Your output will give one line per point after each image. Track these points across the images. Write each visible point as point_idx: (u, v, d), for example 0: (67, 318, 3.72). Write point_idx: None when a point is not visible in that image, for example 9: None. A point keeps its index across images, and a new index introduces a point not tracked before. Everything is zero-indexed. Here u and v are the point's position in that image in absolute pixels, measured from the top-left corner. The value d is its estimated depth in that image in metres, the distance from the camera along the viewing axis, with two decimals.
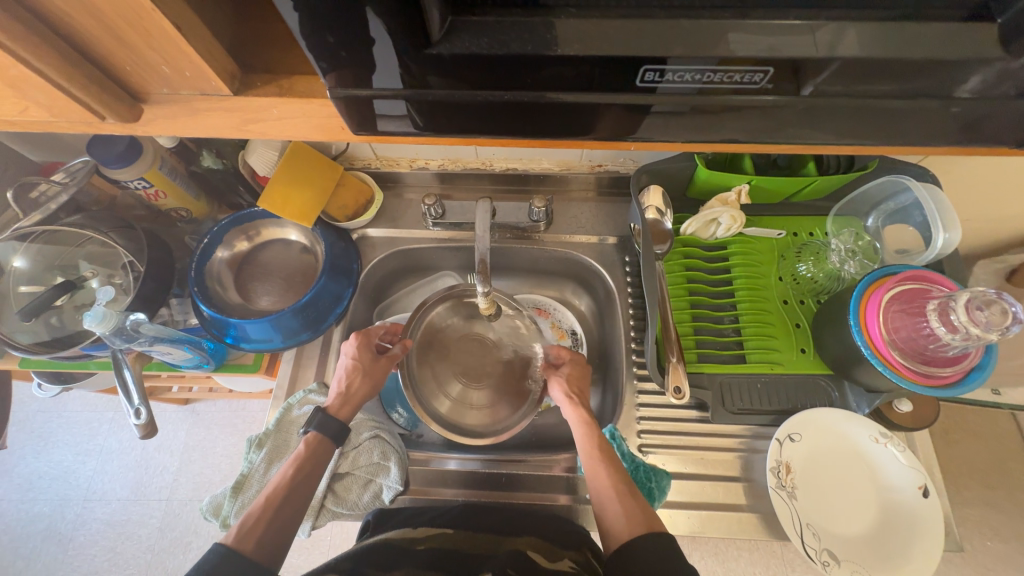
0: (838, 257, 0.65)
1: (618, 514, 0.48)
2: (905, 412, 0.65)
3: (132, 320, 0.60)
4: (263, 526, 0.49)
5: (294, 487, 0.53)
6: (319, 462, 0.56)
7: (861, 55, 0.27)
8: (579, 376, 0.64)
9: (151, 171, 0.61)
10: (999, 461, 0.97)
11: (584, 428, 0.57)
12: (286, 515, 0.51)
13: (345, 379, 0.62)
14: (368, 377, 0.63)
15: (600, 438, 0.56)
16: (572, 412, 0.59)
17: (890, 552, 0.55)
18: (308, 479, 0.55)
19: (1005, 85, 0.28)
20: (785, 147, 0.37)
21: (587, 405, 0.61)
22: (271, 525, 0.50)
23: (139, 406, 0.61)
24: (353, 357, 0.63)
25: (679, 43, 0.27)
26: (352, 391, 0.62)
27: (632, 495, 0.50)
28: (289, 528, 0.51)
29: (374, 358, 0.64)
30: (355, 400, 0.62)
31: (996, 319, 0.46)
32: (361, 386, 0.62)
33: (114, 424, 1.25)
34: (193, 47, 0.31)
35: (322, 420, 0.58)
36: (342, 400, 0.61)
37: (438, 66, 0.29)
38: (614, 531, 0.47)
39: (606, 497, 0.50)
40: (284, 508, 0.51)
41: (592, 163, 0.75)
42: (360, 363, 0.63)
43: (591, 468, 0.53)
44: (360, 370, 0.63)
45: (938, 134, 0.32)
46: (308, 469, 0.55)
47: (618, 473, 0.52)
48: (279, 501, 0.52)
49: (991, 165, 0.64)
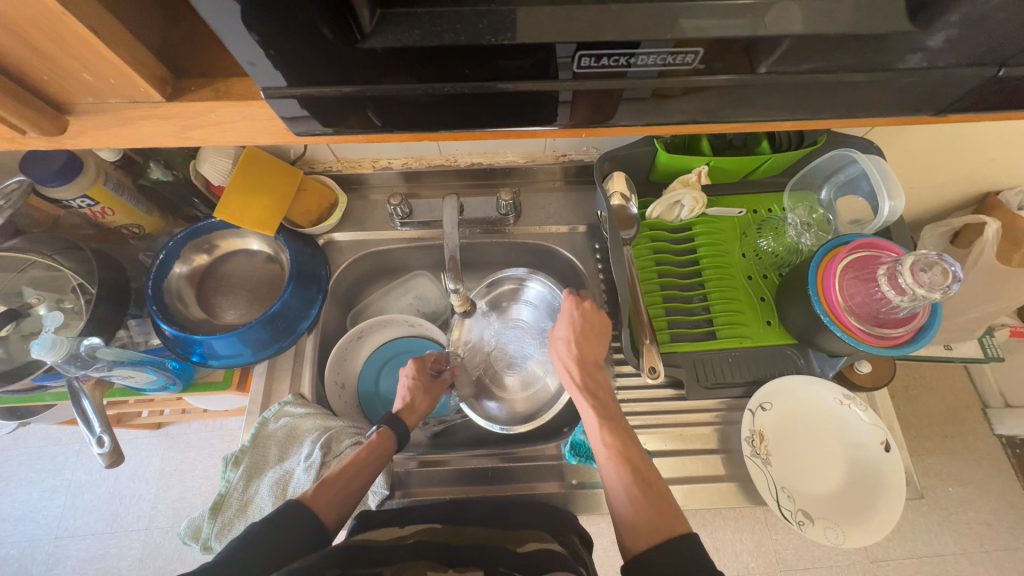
0: (795, 231, 0.69)
1: (625, 501, 0.50)
2: (866, 372, 0.69)
3: (87, 345, 0.57)
4: (335, 492, 0.53)
5: (362, 465, 0.56)
6: (386, 453, 0.60)
7: (790, 32, 0.28)
8: (581, 343, 0.63)
9: (94, 187, 0.58)
10: (953, 411, 1.05)
11: (590, 409, 0.57)
12: (354, 490, 0.54)
13: (408, 395, 0.68)
14: (429, 394, 0.70)
15: (606, 419, 0.57)
16: (575, 394, 0.59)
17: (858, 505, 0.59)
18: (372, 465, 0.57)
19: (923, 57, 0.29)
20: (735, 126, 0.38)
21: (589, 371, 0.61)
22: (342, 490, 0.53)
23: (102, 434, 0.58)
24: (414, 377, 0.69)
25: (613, 28, 0.28)
26: (416, 405, 0.68)
27: (638, 477, 0.51)
28: (353, 498, 0.54)
29: (432, 379, 0.71)
30: (419, 412, 0.68)
31: (938, 279, 0.49)
32: (424, 402, 0.69)
33: (81, 456, 1.18)
34: (116, 53, 0.29)
35: (393, 419, 0.63)
36: (409, 411, 0.67)
37: (373, 61, 0.28)
38: (622, 515, 0.50)
39: (610, 474, 0.53)
40: (347, 487, 0.54)
41: (557, 153, 0.75)
42: (420, 382, 0.70)
43: (598, 451, 0.55)
44: (421, 387, 0.69)
45: (870, 108, 0.33)
46: (375, 456, 0.58)
47: (620, 450, 0.54)
48: (348, 478, 0.55)
49: (930, 134, 0.68)
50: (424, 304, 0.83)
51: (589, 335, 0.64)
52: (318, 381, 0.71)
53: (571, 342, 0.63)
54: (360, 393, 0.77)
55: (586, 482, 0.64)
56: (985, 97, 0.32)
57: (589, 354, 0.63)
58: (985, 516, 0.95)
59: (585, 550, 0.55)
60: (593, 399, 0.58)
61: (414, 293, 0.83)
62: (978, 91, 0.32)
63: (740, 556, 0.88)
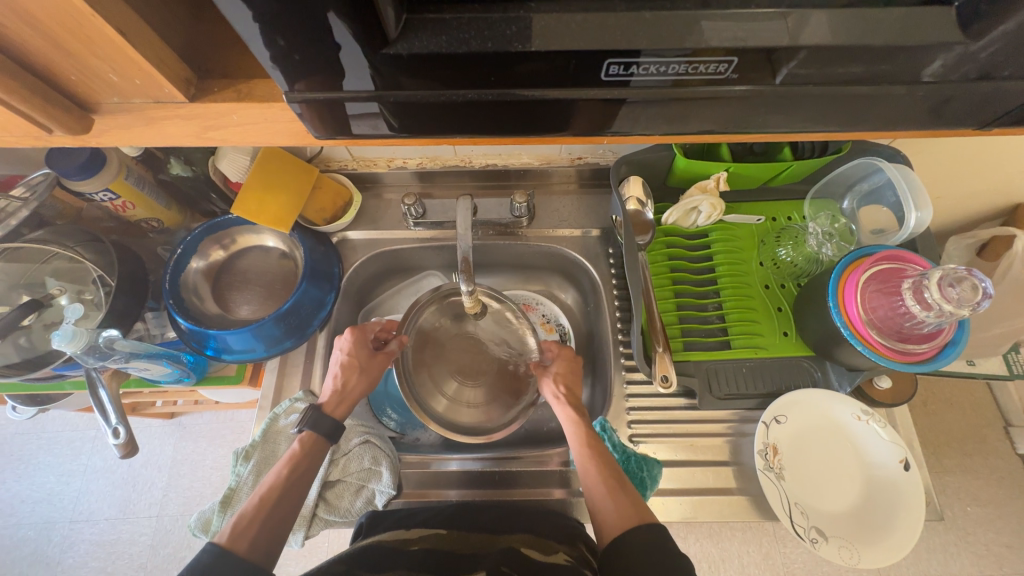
0: (816, 241, 0.66)
1: (606, 505, 0.49)
2: (885, 389, 0.68)
3: (106, 337, 0.58)
4: (258, 527, 0.48)
5: (286, 488, 0.52)
6: (314, 460, 0.56)
7: (827, 41, 0.27)
8: (569, 372, 0.64)
9: (116, 180, 0.59)
10: (974, 427, 1.01)
11: (575, 427, 0.57)
12: (281, 513, 0.50)
13: (340, 376, 0.62)
14: (364, 374, 0.63)
15: (590, 436, 0.56)
16: (562, 412, 0.59)
17: (874, 524, 0.57)
18: (303, 476, 0.54)
19: (967, 69, 0.28)
20: (760, 136, 0.37)
21: (577, 401, 0.60)
22: (267, 519, 0.49)
23: (117, 424, 0.59)
24: (348, 354, 0.63)
25: (642, 36, 0.27)
26: (348, 387, 0.62)
27: (620, 486, 0.50)
28: (284, 523, 0.50)
29: (371, 354, 0.64)
30: (351, 396, 0.62)
31: (967, 295, 0.47)
32: (358, 382, 0.63)
33: (97, 442, 1.21)
34: (142, 53, 0.30)
35: (315, 418, 0.58)
36: (338, 398, 0.61)
37: (397, 66, 0.28)
38: (608, 528, 0.47)
39: (602, 502, 0.49)
40: (278, 506, 0.51)
41: (572, 156, 0.75)
42: (356, 361, 0.63)
43: (581, 466, 0.53)
44: (356, 367, 0.63)
45: (907, 119, 0.32)
46: (300, 472, 0.54)
47: (613, 478, 0.51)
48: (274, 501, 0.51)
49: (961, 144, 0.66)
50: None
51: (573, 368, 0.64)
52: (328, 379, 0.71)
53: (558, 373, 0.63)
54: None
55: None
56: None
57: (574, 388, 0.62)
58: (1005, 538, 0.92)
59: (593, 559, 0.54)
60: (579, 417, 0.58)
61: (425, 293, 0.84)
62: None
63: (748, 568, 0.87)
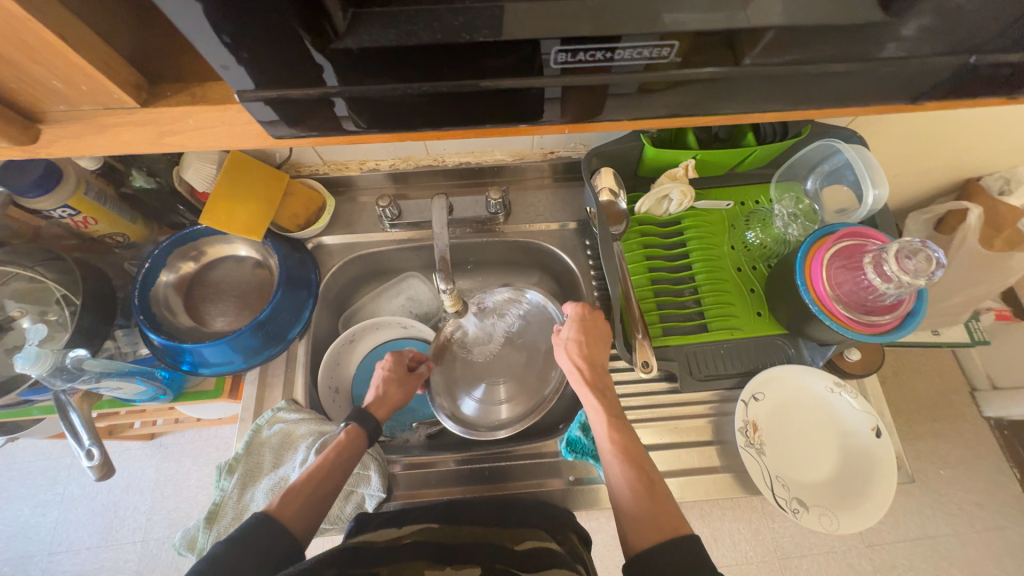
0: (782, 222, 0.68)
1: (626, 495, 0.49)
2: (856, 360, 0.70)
3: (73, 357, 0.56)
4: (302, 500, 0.52)
5: (331, 470, 0.55)
6: (356, 452, 0.59)
7: (766, 25, 0.28)
8: (591, 342, 0.61)
9: (75, 197, 0.57)
10: (942, 394, 1.07)
11: (598, 409, 0.56)
12: (324, 493, 0.54)
13: (381, 386, 0.68)
14: (402, 388, 0.69)
15: (611, 418, 0.55)
16: (582, 392, 0.58)
17: (851, 491, 0.59)
18: (345, 464, 0.57)
19: (897, 46, 0.30)
20: (716, 119, 0.38)
21: (597, 377, 0.59)
22: (311, 497, 0.53)
23: (91, 446, 0.56)
24: (387, 369, 0.69)
25: (587, 21, 0.27)
26: (388, 397, 0.67)
27: (641, 471, 0.51)
28: (323, 503, 0.54)
29: (407, 372, 0.70)
30: (389, 404, 0.67)
31: (923, 266, 0.50)
32: (397, 395, 0.68)
33: (73, 469, 1.17)
34: (86, 59, 0.29)
35: (362, 415, 0.62)
36: (379, 402, 0.66)
37: (348, 62, 0.28)
38: (628, 522, 0.48)
39: (622, 492, 0.50)
40: (320, 487, 0.54)
41: (544, 150, 0.75)
42: (395, 375, 0.69)
43: (605, 453, 0.53)
44: (394, 380, 0.69)
45: (849, 97, 0.33)
46: (344, 457, 0.57)
47: (634, 466, 0.51)
48: (319, 481, 0.54)
49: (912, 123, 0.69)
50: (417, 304, 0.83)
51: (596, 334, 0.62)
52: (311, 387, 0.70)
53: (581, 341, 0.61)
54: (354, 396, 0.77)
55: (582, 479, 0.64)
56: (961, 85, 0.32)
57: (597, 355, 0.61)
58: (975, 497, 0.97)
59: (583, 548, 0.56)
60: (602, 398, 0.57)
61: (406, 295, 0.83)
62: (953, 80, 0.32)
63: (739, 545, 0.88)
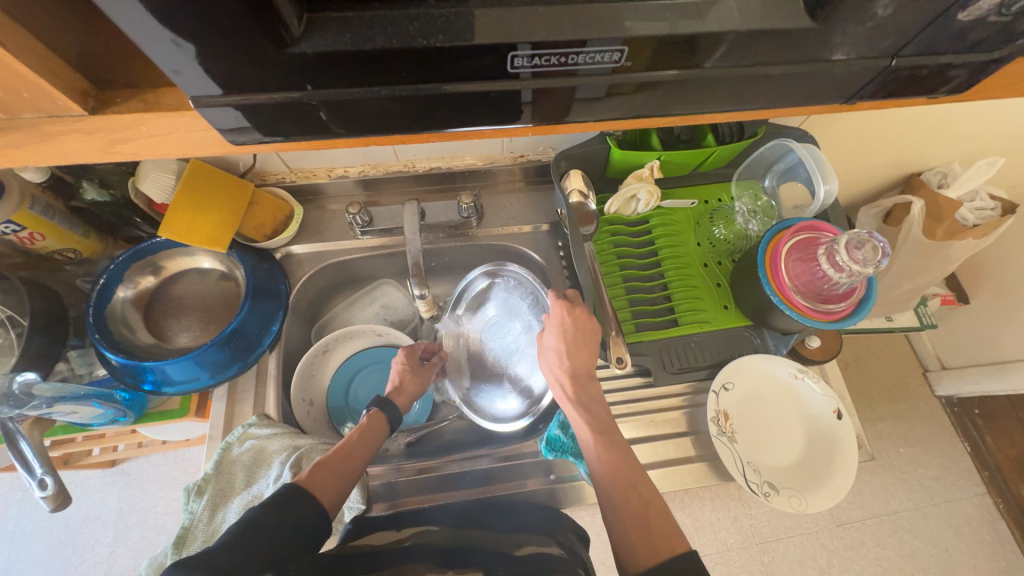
0: (743, 218, 0.73)
1: (616, 515, 0.49)
2: (816, 347, 0.74)
3: (21, 382, 0.53)
4: (332, 470, 0.52)
5: (356, 450, 0.56)
6: (376, 438, 0.60)
7: (711, 29, 0.30)
8: (575, 349, 0.58)
9: (20, 211, 0.53)
10: (898, 376, 1.13)
11: (584, 427, 0.54)
12: (350, 469, 0.54)
13: (398, 378, 0.68)
14: (419, 377, 0.70)
15: (597, 433, 0.54)
16: (568, 409, 0.56)
17: (817, 472, 0.62)
18: (368, 448, 0.58)
19: (831, 51, 0.32)
20: (672, 120, 0.40)
21: (582, 391, 0.57)
22: (339, 471, 0.53)
23: (44, 476, 0.53)
24: (402, 362, 0.70)
25: (540, 27, 0.28)
26: (406, 386, 0.68)
27: (631, 488, 0.50)
28: (349, 481, 0.53)
29: (421, 364, 0.71)
30: (408, 393, 0.68)
31: (869, 256, 0.53)
32: (414, 384, 0.69)
33: (24, 504, 1.09)
34: (26, 66, 0.28)
35: (383, 401, 0.64)
36: (398, 392, 0.67)
37: (308, 67, 0.28)
38: (620, 542, 0.47)
39: (612, 513, 0.49)
40: (348, 462, 0.54)
41: (515, 154, 0.76)
42: (410, 366, 0.70)
43: (594, 470, 0.53)
44: (410, 370, 0.69)
45: (791, 97, 0.35)
46: (367, 441, 0.59)
47: (623, 483, 0.50)
48: (346, 458, 0.55)
49: (856, 123, 0.74)
50: (392, 312, 0.82)
51: (581, 340, 0.59)
52: (284, 399, 0.68)
53: (562, 352, 0.59)
54: (330, 408, 0.75)
55: (563, 477, 0.65)
56: (888, 86, 0.35)
57: (580, 364, 0.59)
58: (933, 471, 1.03)
59: (580, 545, 0.55)
60: (588, 415, 0.55)
61: (380, 303, 0.82)
62: (881, 81, 0.34)
63: (719, 534, 0.90)
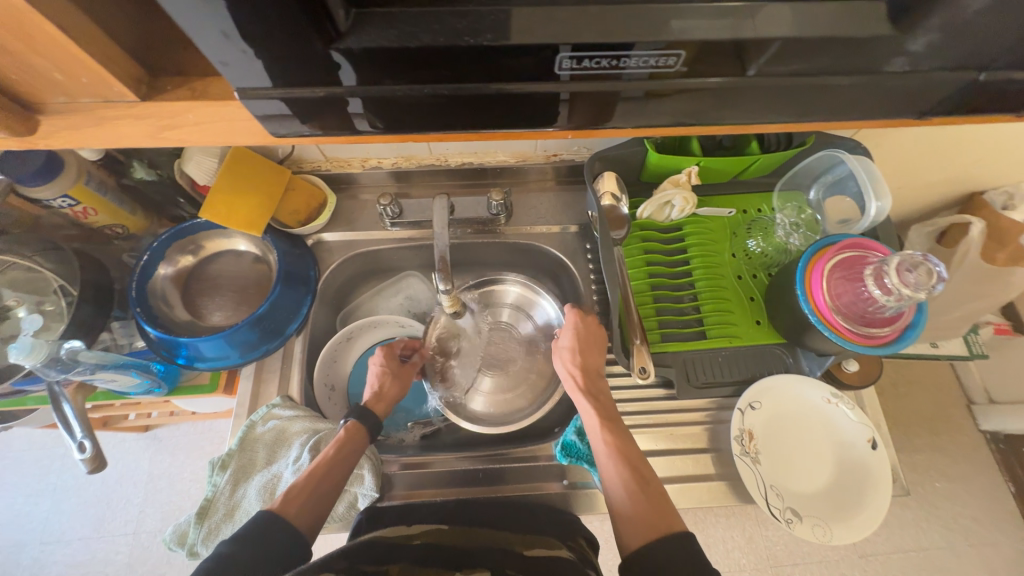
0: (784, 231, 0.70)
1: (622, 497, 0.47)
2: (853, 371, 0.70)
3: (67, 348, 0.56)
4: (306, 495, 0.53)
5: (330, 468, 0.56)
6: (358, 446, 0.60)
7: (770, 35, 0.28)
8: (587, 346, 0.60)
9: (75, 186, 0.57)
10: (940, 407, 1.07)
11: (592, 412, 0.54)
12: (325, 490, 0.54)
13: (377, 382, 0.69)
14: (398, 380, 0.71)
15: (606, 420, 0.54)
16: (577, 397, 0.56)
17: (845, 502, 0.59)
18: (348, 458, 0.58)
19: (904, 61, 0.29)
20: (720, 128, 0.38)
21: (592, 382, 0.57)
22: (312, 494, 0.53)
23: (82, 439, 0.56)
24: (381, 364, 0.70)
25: (589, 29, 0.27)
26: (386, 393, 0.69)
27: (636, 472, 0.49)
28: (328, 499, 0.54)
29: (401, 365, 0.72)
30: (388, 399, 0.69)
31: (923, 279, 0.50)
32: (394, 388, 0.70)
33: (67, 460, 1.16)
34: (85, 51, 0.29)
35: (362, 412, 0.63)
36: (377, 399, 0.68)
37: (351, 62, 0.28)
38: (624, 523, 0.46)
39: (616, 494, 0.48)
40: (325, 480, 0.55)
41: (548, 152, 0.75)
42: (389, 369, 0.70)
43: (598, 456, 0.52)
44: (390, 373, 0.70)
45: (854, 109, 0.33)
46: (344, 453, 0.58)
47: (628, 466, 0.49)
48: (321, 477, 0.55)
49: (917, 136, 0.69)
50: (415, 303, 0.83)
51: (593, 340, 0.61)
52: (307, 384, 0.70)
53: (574, 348, 0.60)
54: (349, 395, 0.76)
55: (577, 483, 0.64)
56: (964, 101, 0.32)
57: (592, 361, 0.60)
58: (971, 511, 0.97)
59: (592, 552, 0.54)
60: (596, 402, 0.55)
61: (404, 293, 0.83)
62: (956, 95, 0.32)
63: (731, 553, 0.88)
